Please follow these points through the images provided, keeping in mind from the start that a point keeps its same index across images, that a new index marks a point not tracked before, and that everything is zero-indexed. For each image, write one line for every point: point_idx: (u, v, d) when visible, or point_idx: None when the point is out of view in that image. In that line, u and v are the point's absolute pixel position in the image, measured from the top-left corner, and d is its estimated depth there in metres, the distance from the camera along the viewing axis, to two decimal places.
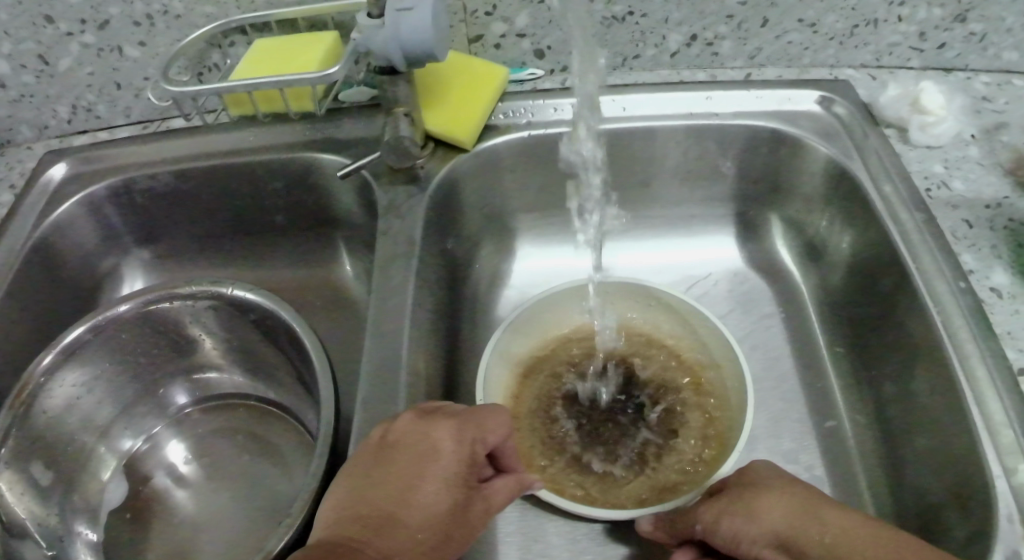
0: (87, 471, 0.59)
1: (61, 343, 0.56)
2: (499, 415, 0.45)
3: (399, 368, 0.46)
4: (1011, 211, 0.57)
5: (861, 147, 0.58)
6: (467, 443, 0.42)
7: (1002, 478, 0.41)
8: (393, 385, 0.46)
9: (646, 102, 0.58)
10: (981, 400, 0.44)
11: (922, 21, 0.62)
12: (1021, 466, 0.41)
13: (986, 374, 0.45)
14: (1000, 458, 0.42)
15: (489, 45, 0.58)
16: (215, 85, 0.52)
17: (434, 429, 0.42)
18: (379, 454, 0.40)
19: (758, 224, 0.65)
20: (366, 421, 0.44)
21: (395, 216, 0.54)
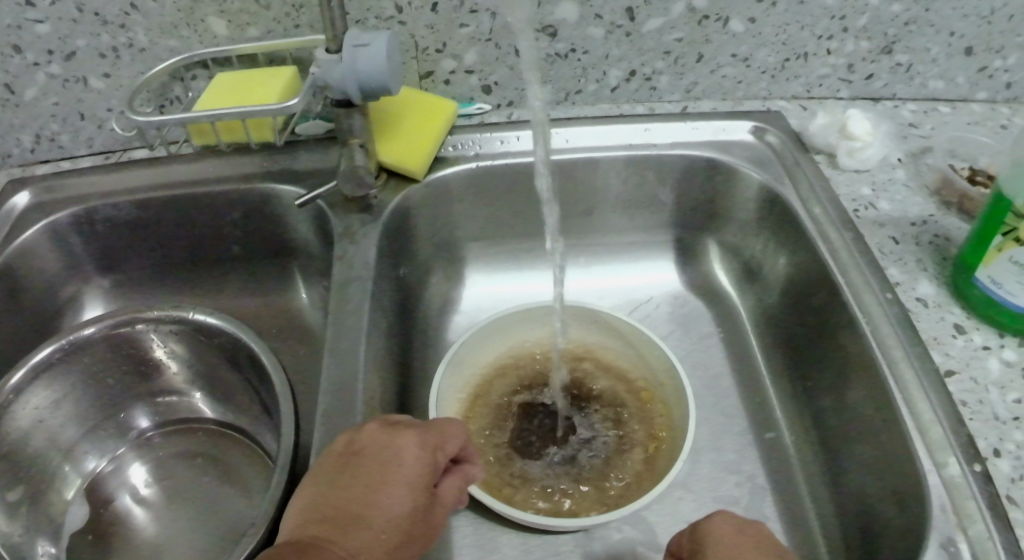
0: (51, 491, 0.60)
1: (31, 362, 0.58)
2: (457, 425, 0.48)
3: (356, 383, 0.48)
4: (936, 228, 0.61)
5: (793, 173, 0.63)
6: (430, 449, 0.45)
7: (933, 473, 0.44)
8: (352, 400, 0.47)
9: (588, 134, 0.63)
10: (911, 402, 0.48)
11: (850, 54, 0.68)
12: (950, 460, 0.45)
13: (915, 377, 0.49)
14: (930, 454, 0.45)
15: (440, 81, 0.62)
16: (179, 116, 0.54)
17: (398, 437, 0.44)
18: (346, 460, 0.42)
19: (697, 249, 0.70)
20: (329, 433, 0.46)
21: (350, 241, 0.56)
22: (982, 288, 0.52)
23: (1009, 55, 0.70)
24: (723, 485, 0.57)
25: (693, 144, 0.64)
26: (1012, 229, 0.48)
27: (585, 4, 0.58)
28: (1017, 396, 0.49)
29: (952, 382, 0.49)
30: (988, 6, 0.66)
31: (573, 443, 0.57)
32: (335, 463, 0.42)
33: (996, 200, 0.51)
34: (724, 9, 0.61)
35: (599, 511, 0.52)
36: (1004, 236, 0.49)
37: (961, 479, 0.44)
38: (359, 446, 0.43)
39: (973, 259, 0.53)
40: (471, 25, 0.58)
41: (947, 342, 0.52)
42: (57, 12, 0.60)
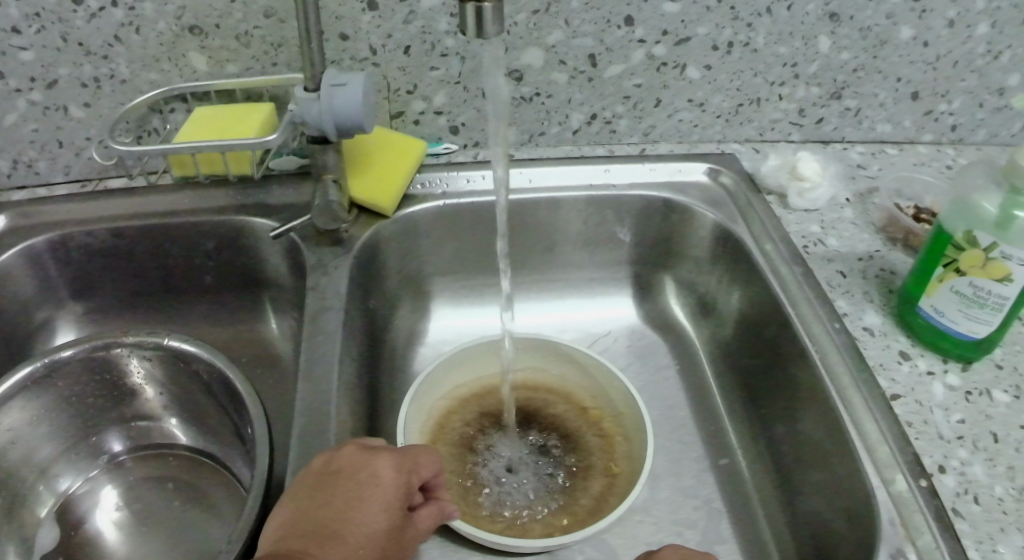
0: (20, 511, 0.61)
1: (11, 379, 0.59)
2: (431, 453, 0.50)
3: (330, 404, 0.50)
4: (881, 262, 0.64)
5: (745, 213, 0.67)
6: (404, 473, 0.47)
7: (881, 488, 0.47)
8: (323, 421, 0.49)
9: (549, 175, 0.68)
10: (860, 424, 0.50)
11: (801, 100, 0.72)
12: (897, 476, 0.47)
13: (862, 401, 0.52)
14: (878, 471, 0.47)
15: (410, 121, 0.65)
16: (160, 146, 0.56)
17: (375, 459, 0.46)
18: (325, 477, 0.44)
19: (653, 285, 0.74)
20: (301, 452, 0.47)
21: (323, 272, 0.58)
22: (925, 317, 0.56)
23: (952, 100, 0.75)
24: (682, 508, 0.59)
25: (650, 186, 0.68)
26: (953, 260, 0.52)
27: (550, 50, 0.63)
28: (960, 417, 0.52)
29: (898, 404, 0.52)
30: (933, 55, 0.70)
31: (535, 472, 0.59)
32: (314, 480, 0.44)
33: (938, 234, 0.55)
34: (682, 57, 0.66)
35: (561, 534, 0.54)
36: (945, 268, 0.53)
37: (908, 494, 0.46)
38: (338, 464, 0.44)
39: (916, 290, 0.57)
40: (442, 68, 0.62)
41: (892, 368, 0.55)
42: (42, 40, 0.62)
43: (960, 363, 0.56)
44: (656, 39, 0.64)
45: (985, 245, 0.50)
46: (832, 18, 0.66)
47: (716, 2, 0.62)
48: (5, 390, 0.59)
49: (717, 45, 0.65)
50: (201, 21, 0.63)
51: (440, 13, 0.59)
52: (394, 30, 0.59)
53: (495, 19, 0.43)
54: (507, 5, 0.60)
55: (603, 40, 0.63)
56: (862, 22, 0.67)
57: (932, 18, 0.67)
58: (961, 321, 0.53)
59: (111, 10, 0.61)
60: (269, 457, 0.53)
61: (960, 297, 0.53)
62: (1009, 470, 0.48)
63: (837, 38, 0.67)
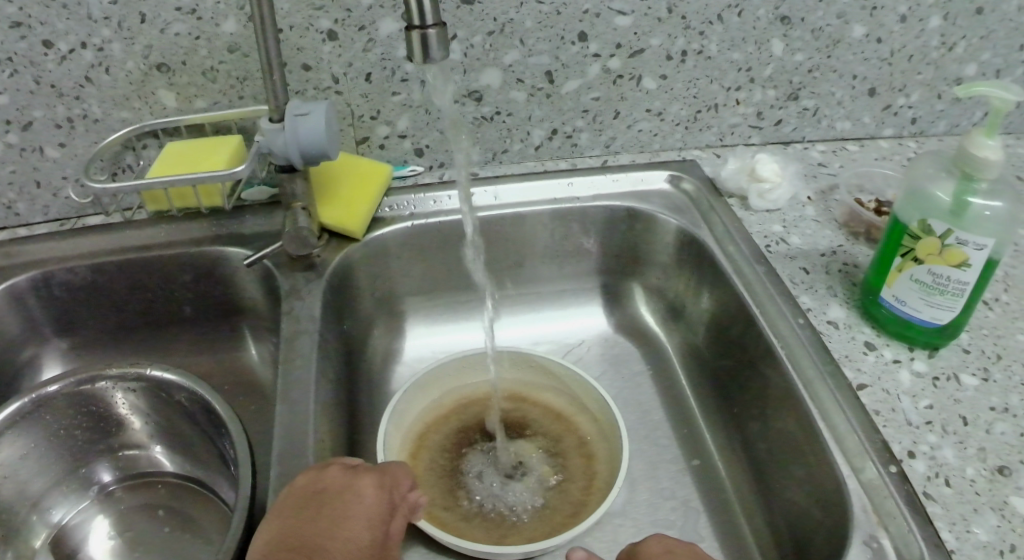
0: (15, 546, 0.62)
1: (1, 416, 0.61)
2: (409, 473, 0.51)
3: (309, 425, 0.51)
4: (844, 257, 0.66)
5: (707, 217, 0.69)
6: (385, 489, 0.48)
7: (852, 477, 0.48)
8: (304, 440, 0.50)
9: (514, 191, 0.69)
10: (827, 416, 0.52)
11: (758, 103, 0.74)
12: (866, 464, 0.49)
13: (829, 393, 0.53)
14: (848, 460, 0.49)
15: (375, 146, 0.67)
16: (132, 183, 0.58)
17: (357, 478, 0.47)
18: (308, 496, 0.45)
19: (624, 293, 0.75)
20: (285, 473, 0.48)
21: (297, 298, 0.60)
22: (889, 307, 0.58)
23: (910, 94, 0.77)
24: (661, 510, 0.61)
25: (614, 196, 0.70)
26: (910, 250, 0.54)
27: (507, 70, 0.65)
28: (928, 402, 0.53)
29: (865, 394, 0.54)
30: (887, 50, 0.72)
31: (517, 478, 0.61)
32: (297, 498, 0.45)
33: (894, 225, 0.57)
34: (637, 69, 0.68)
35: (545, 538, 0.55)
36: (903, 257, 0.55)
37: (877, 481, 0.47)
38: (321, 483, 0.46)
39: (877, 281, 0.59)
40: (403, 93, 0.64)
41: (857, 359, 0.57)
42: (15, 84, 0.64)
43: (926, 350, 0.58)
44: (610, 53, 0.66)
45: (939, 233, 0.52)
46: (783, 21, 0.68)
47: (667, 13, 0.64)
48: None
49: (672, 55, 0.67)
50: (168, 59, 0.64)
51: (398, 40, 0.60)
52: (355, 59, 0.61)
53: (441, 45, 0.45)
54: (463, 28, 0.61)
55: (559, 57, 0.65)
56: (814, 23, 0.69)
57: (882, 14, 0.69)
58: (923, 309, 0.55)
59: (80, 52, 0.63)
60: (253, 479, 0.54)
61: (920, 285, 0.54)
62: (979, 451, 0.50)
63: (790, 40, 0.69)
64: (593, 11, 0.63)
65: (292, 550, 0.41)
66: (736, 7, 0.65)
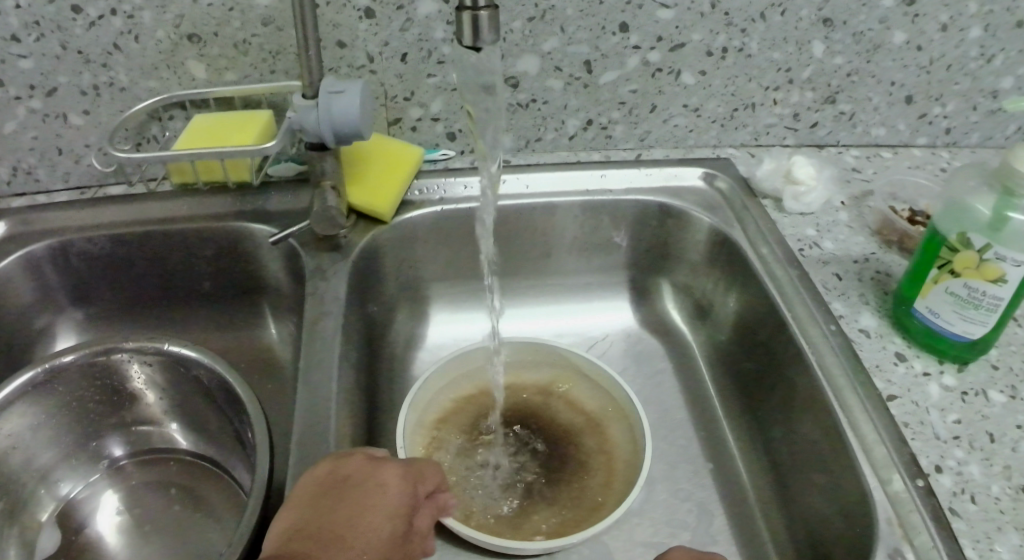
0: (21, 516, 0.61)
1: (11, 385, 0.59)
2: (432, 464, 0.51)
3: (328, 408, 0.50)
4: (877, 265, 0.65)
5: (742, 217, 0.67)
6: (409, 481, 0.47)
7: (878, 489, 0.47)
8: (323, 423, 0.49)
9: (545, 179, 0.68)
10: (856, 425, 0.51)
11: (795, 104, 0.72)
12: (893, 476, 0.47)
13: (858, 401, 0.52)
14: (875, 472, 0.48)
15: (407, 128, 0.66)
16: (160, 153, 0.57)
17: (381, 470, 0.46)
18: (330, 485, 0.43)
19: (651, 290, 0.74)
20: (302, 458, 0.47)
21: (321, 278, 0.59)
22: (920, 318, 0.56)
23: (946, 104, 0.76)
24: (677, 511, 0.60)
25: (647, 190, 0.69)
26: (946, 262, 0.53)
27: (545, 57, 0.64)
28: (956, 417, 0.52)
29: (894, 406, 0.52)
30: (926, 58, 0.71)
31: (533, 473, 0.60)
32: (318, 485, 0.43)
33: (930, 237, 0.55)
34: (677, 63, 0.66)
35: (561, 534, 0.55)
36: (939, 269, 0.54)
37: (905, 495, 0.46)
38: (345, 471, 0.44)
39: (910, 292, 0.58)
40: (438, 76, 0.62)
41: (888, 369, 0.55)
42: (41, 48, 0.62)
43: (955, 365, 0.57)
44: (650, 45, 0.64)
45: (977, 247, 0.50)
46: (825, 23, 0.66)
47: (709, 8, 0.63)
48: (4, 396, 0.60)
49: (712, 50, 0.66)
50: (200, 29, 0.63)
51: (435, 22, 0.59)
52: (391, 38, 0.60)
53: (491, 28, 0.44)
54: (504, 12, 0.60)
55: (598, 47, 0.64)
56: (855, 27, 0.67)
57: (924, 22, 0.68)
58: (956, 323, 0.54)
59: (110, 18, 0.61)
60: (268, 461, 0.53)
61: (955, 298, 0.53)
62: (1005, 468, 0.49)
63: (830, 43, 0.68)
64: (635, 2, 0.61)
65: (308, 539, 0.40)
66: (779, 7, 0.64)
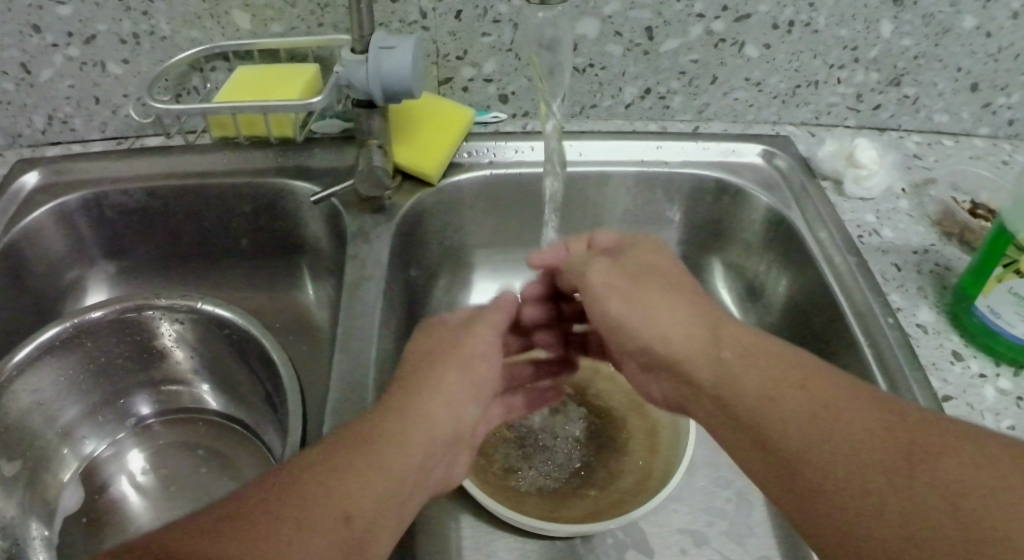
0: (47, 471, 0.61)
1: (37, 341, 0.58)
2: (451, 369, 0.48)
3: (366, 375, 0.48)
4: (937, 257, 0.62)
5: (800, 199, 0.64)
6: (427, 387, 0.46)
7: None
8: (360, 392, 0.47)
9: (600, 149, 0.66)
10: None
11: (859, 85, 0.69)
12: None
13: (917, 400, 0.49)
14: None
15: (458, 88, 0.63)
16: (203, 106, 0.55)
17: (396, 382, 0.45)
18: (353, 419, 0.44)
19: (702, 267, 0.72)
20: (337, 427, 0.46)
21: (363, 240, 0.57)
22: (979, 317, 0.53)
23: (1011, 94, 0.72)
24: (714, 499, 0.58)
25: (702, 164, 0.66)
26: (1013, 261, 0.49)
27: (606, 21, 0.61)
28: (1010, 423, 0.50)
29: (949, 407, 0.50)
30: (994, 46, 0.67)
31: (570, 454, 0.58)
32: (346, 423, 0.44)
33: (998, 232, 0.52)
34: (741, 34, 0.63)
35: (594, 520, 0.54)
36: (1004, 267, 0.50)
37: None
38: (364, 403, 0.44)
39: (972, 288, 0.54)
40: (493, 35, 0.59)
41: (945, 368, 0.53)
42: None
43: (1013, 368, 0.54)
44: (714, 15, 0.61)
45: None
46: (896, 1, 0.62)
47: None
48: (31, 351, 0.59)
49: (778, 24, 0.62)
50: None
51: None
52: None
53: None
54: None
55: (661, 13, 0.60)
56: (927, 8, 0.63)
57: (996, 8, 0.64)
58: (1018, 325, 0.51)
59: None
60: (301, 424, 0.52)
61: (1018, 299, 0.50)
62: None
63: (899, 23, 0.64)
64: None
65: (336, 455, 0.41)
66: None
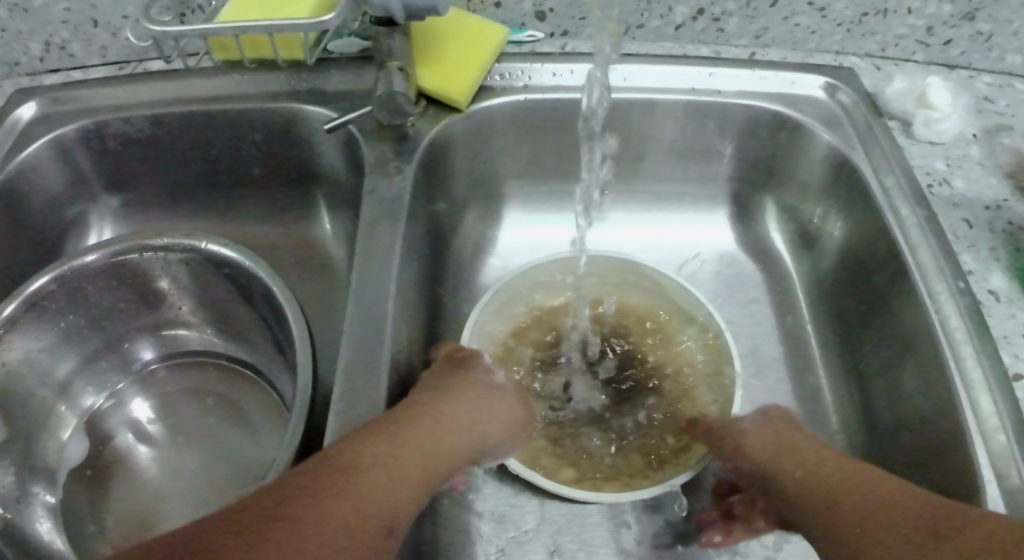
0: (47, 430, 0.57)
1: (25, 293, 0.53)
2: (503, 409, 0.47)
3: (385, 328, 0.46)
4: (1010, 215, 0.56)
5: (865, 140, 0.57)
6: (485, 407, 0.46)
7: (994, 483, 0.41)
8: (380, 346, 0.45)
9: (648, 74, 0.57)
10: (977, 404, 0.43)
11: (931, 17, 0.62)
12: (1011, 472, 0.41)
13: (982, 377, 0.44)
14: (992, 463, 0.41)
15: (490, 3, 0.57)
16: (201, 27, 0.49)
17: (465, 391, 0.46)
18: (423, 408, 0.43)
19: (750, 207, 0.65)
20: (352, 387, 0.43)
21: (381, 176, 0.52)
22: None
23: None
24: None
25: (760, 95, 0.58)
26: None
27: None
28: None
29: (1018, 387, 0.45)
30: None
31: (604, 406, 0.55)
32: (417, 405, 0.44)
33: None
34: None
35: (631, 484, 0.50)
36: None
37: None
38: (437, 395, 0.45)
39: None
40: None
41: (1018, 343, 0.47)
42: None
43: None
44: None
45: None
46: None
47: None
48: (18, 304, 0.54)
49: None
50: None
51: None
52: None
53: None
54: None
55: None
56: None
57: None
58: None
59: None
60: (316, 370, 0.49)
61: None
62: None
63: None
64: None
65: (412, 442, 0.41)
66: None
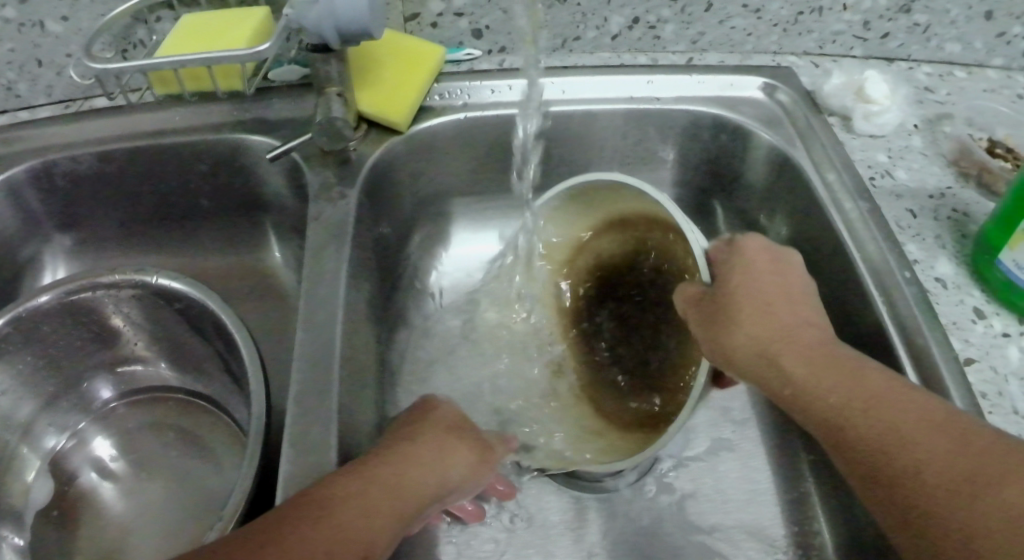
0: (9, 472, 0.57)
1: None
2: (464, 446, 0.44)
3: (333, 355, 0.45)
4: (955, 202, 0.56)
5: (806, 138, 0.58)
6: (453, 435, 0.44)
7: None
8: (330, 372, 0.45)
9: (586, 85, 0.59)
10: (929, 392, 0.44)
11: (867, 11, 0.62)
12: None
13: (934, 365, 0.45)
14: None
15: (426, 23, 0.57)
16: (139, 62, 0.49)
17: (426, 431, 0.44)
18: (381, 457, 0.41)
19: (700, 210, 0.66)
20: (302, 415, 0.43)
21: (326, 201, 0.52)
22: (1003, 271, 0.48)
23: None
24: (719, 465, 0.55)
25: (699, 99, 0.59)
26: None
27: None
28: None
29: (971, 371, 0.46)
30: None
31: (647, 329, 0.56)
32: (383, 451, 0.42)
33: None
34: None
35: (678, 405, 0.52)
36: None
37: None
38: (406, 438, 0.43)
39: (995, 239, 0.49)
40: None
41: (966, 328, 0.48)
42: None
43: None
44: None
45: None
46: None
47: None
48: None
49: None
50: None
51: None
52: None
53: None
54: None
55: None
56: None
57: None
58: None
59: None
60: (269, 400, 0.49)
61: None
62: None
63: None
64: None
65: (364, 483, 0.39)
66: None
